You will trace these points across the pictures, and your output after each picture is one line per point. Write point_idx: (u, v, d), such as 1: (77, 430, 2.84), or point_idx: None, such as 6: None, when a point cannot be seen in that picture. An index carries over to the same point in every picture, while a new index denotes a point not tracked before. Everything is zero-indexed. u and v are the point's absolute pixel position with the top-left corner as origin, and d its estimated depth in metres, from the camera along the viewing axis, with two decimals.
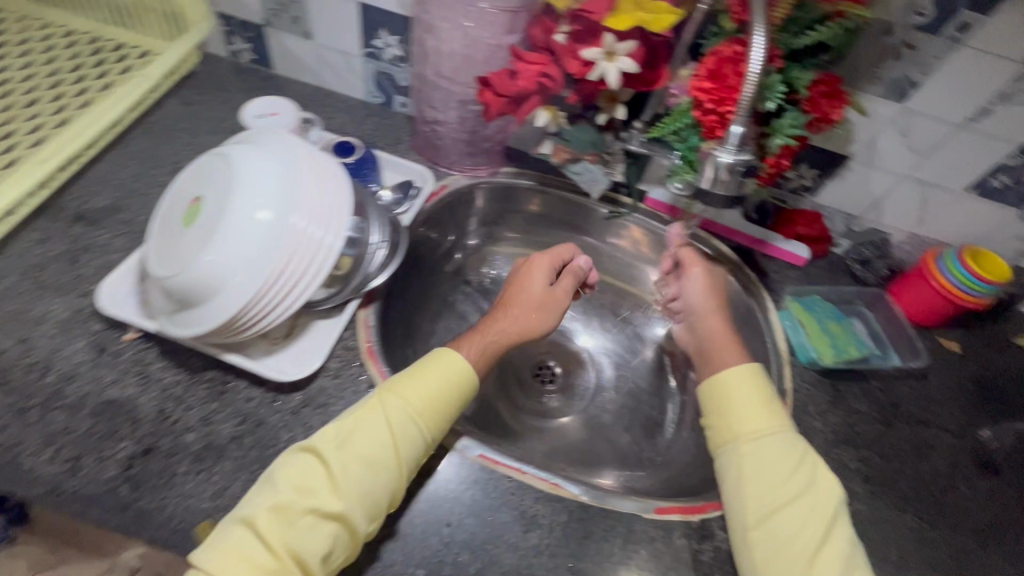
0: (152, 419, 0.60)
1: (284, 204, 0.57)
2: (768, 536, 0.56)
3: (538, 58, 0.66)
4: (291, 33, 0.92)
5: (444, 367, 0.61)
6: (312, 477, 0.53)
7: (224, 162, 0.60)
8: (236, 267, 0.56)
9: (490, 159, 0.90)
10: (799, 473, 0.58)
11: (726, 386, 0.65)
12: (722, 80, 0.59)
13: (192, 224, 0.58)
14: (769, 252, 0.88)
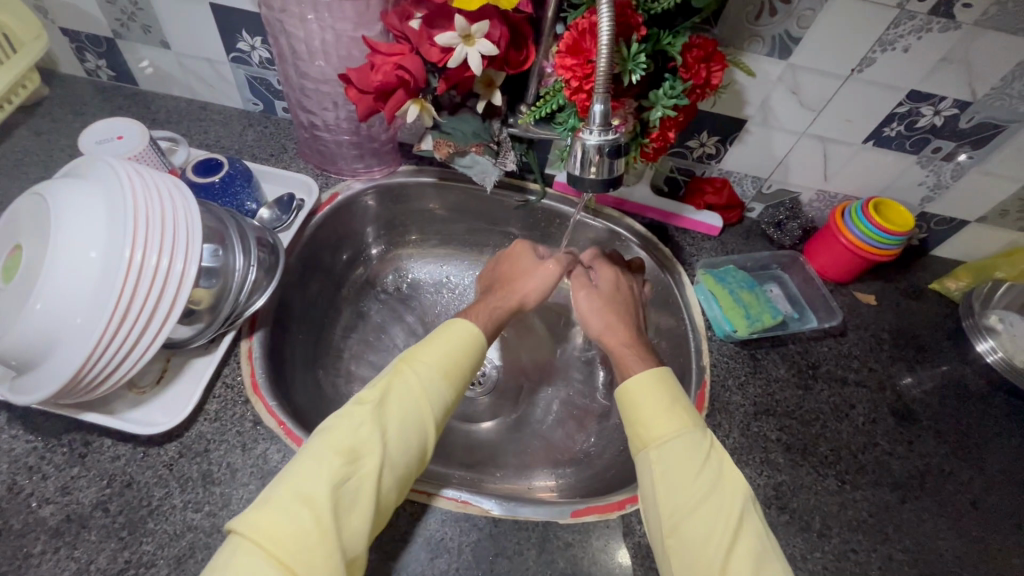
0: (0, 496, 0.53)
1: (112, 238, 0.51)
2: (680, 545, 0.53)
3: (394, 50, 0.61)
4: (146, 44, 0.84)
5: (455, 336, 0.61)
6: (359, 441, 0.52)
7: (45, 202, 0.53)
8: (66, 317, 0.50)
9: (382, 160, 0.85)
10: (707, 481, 0.54)
11: (632, 394, 0.61)
12: (584, 55, 0.54)
13: (14, 278, 0.52)
14: (683, 225, 0.87)
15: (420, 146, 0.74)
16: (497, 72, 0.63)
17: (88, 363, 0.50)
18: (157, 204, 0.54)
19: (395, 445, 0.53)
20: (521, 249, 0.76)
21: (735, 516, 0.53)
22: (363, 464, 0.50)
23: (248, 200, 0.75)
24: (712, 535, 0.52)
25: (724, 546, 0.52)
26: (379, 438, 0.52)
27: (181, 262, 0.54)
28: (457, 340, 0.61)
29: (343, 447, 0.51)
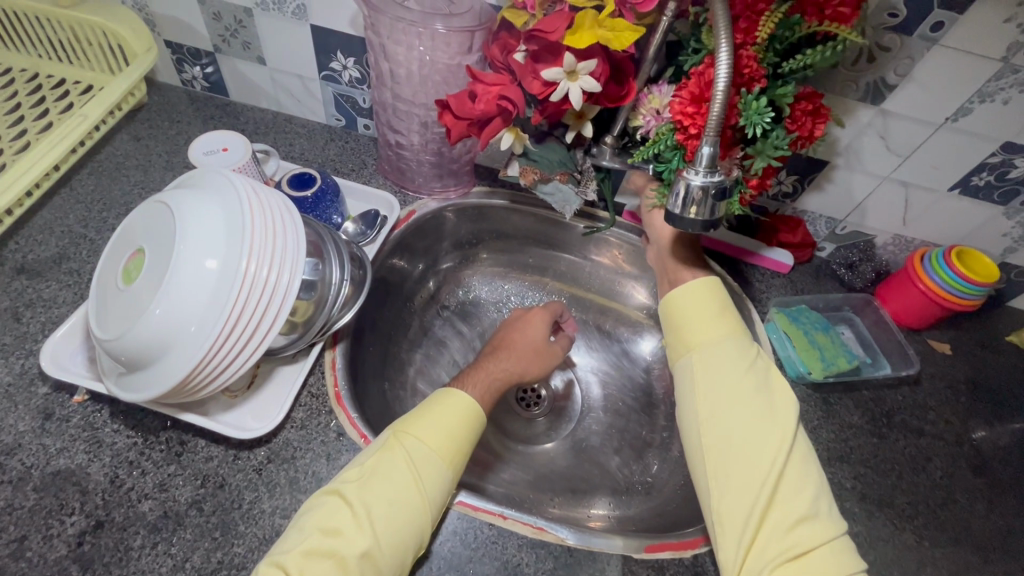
0: (103, 489, 0.56)
1: (230, 252, 0.54)
2: (720, 436, 0.59)
3: (496, 80, 0.63)
4: (244, 59, 0.89)
5: (453, 407, 0.60)
6: (341, 519, 0.51)
7: (168, 210, 0.56)
8: (183, 323, 0.52)
9: (459, 180, 0.87)
10: (750, 382, 0.60)
11: (680, 303, 0.66)
12: (704, 103, 0.56)
13: (135, 280, 0.55)
14: (754, 261, 0.86)
15: (506, 171, 0.76)
16: (591, 105, 0.65)
17: (195, 369, 0.53)
18: (271, 221, 0.57)
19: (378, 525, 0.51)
20: (539, 319, 0.81)
21: (770, 416, 0.59)
22: (341, 543, 0.50)
23: (335, 215, 0.78)
24: (748, 440, 0.58)
25: (755, 441, 0.58)
26: (358, 517, 0.51)
27: (287, 278, 0.56)
28: (450, 415, 0.60)
29: (327, 522, 0.51)
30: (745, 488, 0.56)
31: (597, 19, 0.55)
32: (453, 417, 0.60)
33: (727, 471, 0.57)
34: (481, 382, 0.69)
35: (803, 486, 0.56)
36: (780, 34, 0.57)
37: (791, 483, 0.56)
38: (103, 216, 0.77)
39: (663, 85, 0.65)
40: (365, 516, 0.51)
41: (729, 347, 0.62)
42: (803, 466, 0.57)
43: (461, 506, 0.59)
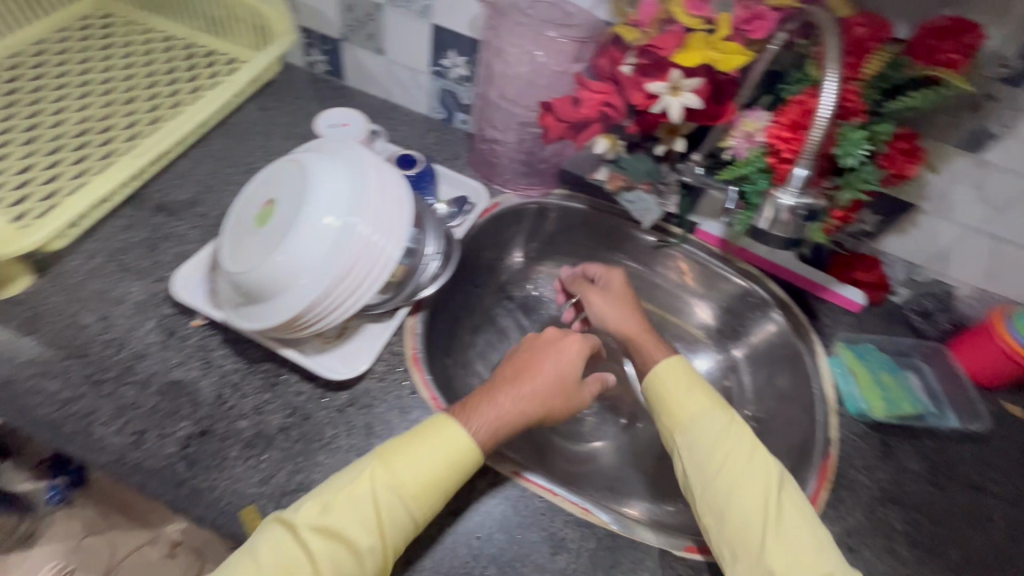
0: (210, 403, 0.63)
1: (350, 216, 0.61)
2: (716, 504, 0.60)
3: (602, 88, 0.68)
4: (365, 49, 0.98)
5: (441, 448, 0.56)
6: (297, 558, 0.51)
7: (300, 170, 0.64)
8: (301, 268, 0.59)
9: (543, 181, 0.92)
10: (734, 447, 0.63)
11: (658, 378, 0.69)
12: None
13: (265, 226, 0.63)
14: (824, 296, 0.86)
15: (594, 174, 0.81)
16: (687, 122, 0.68)
17: (304, 310, 0.60)
18: (386, 196, 0.63)
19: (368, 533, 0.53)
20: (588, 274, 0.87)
21: (759, 487, 0.60)
22: None
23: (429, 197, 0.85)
24: (742, 511, 0.59)
25: (743, 508, 0.59)
26: (315, 557, 0.51)
27: (392, 246, 0.62)
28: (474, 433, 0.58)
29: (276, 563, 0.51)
30: (752, 551, 0.57)
31: (709, 41, 0.60)
32: (487, 435, 0.59)
33: (733, 532, 0.59)
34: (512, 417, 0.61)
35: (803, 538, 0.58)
36: (887, 73, 0.58)
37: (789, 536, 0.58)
38: (230, 172, 0.87)
39: (758, 111, 0.68)
40: (320, 556, 0.51)
41: (707, 416, 0.65)
42: (799, 519, 0.59)
43: (515, 475, 0.63)
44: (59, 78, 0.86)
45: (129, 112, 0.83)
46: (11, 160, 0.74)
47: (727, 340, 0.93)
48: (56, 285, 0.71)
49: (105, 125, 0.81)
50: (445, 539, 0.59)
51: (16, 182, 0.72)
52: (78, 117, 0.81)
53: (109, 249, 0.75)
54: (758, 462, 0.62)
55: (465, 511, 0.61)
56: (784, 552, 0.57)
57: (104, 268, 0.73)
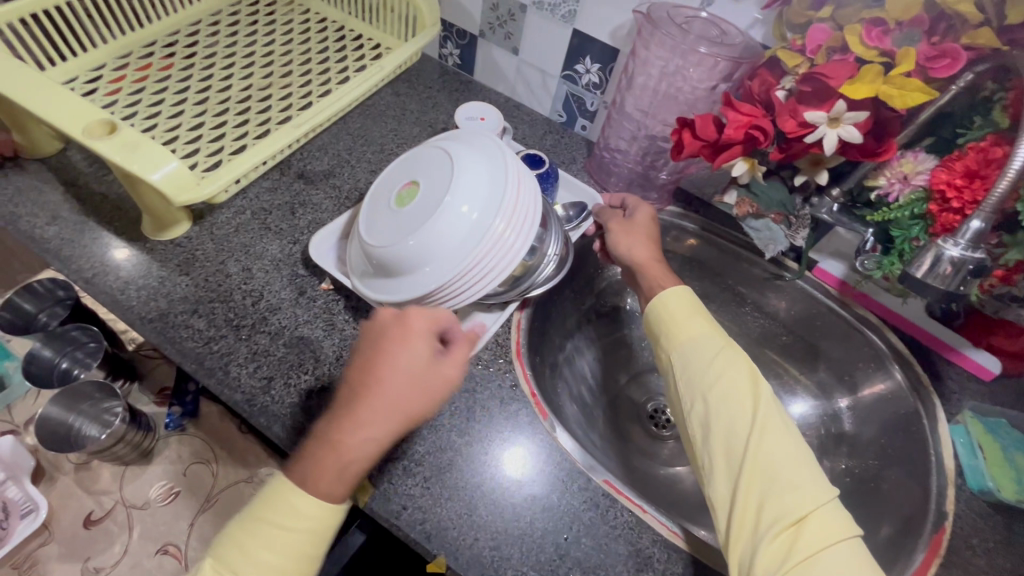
0: (331, 362, 0.68)
1: (487, 212, 0.63)
2: (702, 425, 0.60)
3: (751, 111, 0.66)
4: (500, 47, 1.01)
5: (311, 508, 0.51)
6: None
7: (445, 159, 0.67)
8: (434, 252, 0.62)
9: (658, 196, 0.91)
10: (721, 368, 0.61)
11: (659, 305, 0.68)
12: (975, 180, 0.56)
13: (404, 207, 0.66)
14: (954, 360, 0.80)
15: (720, 198, 0.78)
16: (837, 156, 0.66)
17: (429, 293, 0.63)
18: (522, 198, 0.65)
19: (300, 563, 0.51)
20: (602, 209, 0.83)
21: (744, 400, 0.59)
22: None
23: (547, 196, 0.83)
24: (713, 423, 0.59)
25: (733, 420, 0.58)
26: None
27: (520, 248, 0.64)
28: (335, 478, 0.51)
29: None
30: (727, 467, 0.57)
31: (885, 76, 0.58)
32: (341, 475, 0.52)
33: (714, 448, 0.58)
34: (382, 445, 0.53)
35: (778, 459, 0.56)
36: None
37: (763, 457, 0.56)
38: (364, 150, 0.93)
39: (920, 152, 0.64)
40: None
41: (701, 340, 0.64)
42: (782, 435, 0.57)
43: (606, 485, 0.63)
44: (230, 48, 0.95)
45: (286, 84, 0.91)
46: (186, 117, 0.83)
47: (832, 387, 0.89)
48: (209, 233, 0.79)
49: (265, 94, 0.88)
50: (533, 531, 0.59)
51: (189, 137, 0.80)
52: (243, 84, 0.89)
53: (255, 207, 0.82)
54: (748, 379, 0.60)
55: (556, 511, 0.61)
56: (767, 463, 0.56)
57: (249, 223, 0.80)
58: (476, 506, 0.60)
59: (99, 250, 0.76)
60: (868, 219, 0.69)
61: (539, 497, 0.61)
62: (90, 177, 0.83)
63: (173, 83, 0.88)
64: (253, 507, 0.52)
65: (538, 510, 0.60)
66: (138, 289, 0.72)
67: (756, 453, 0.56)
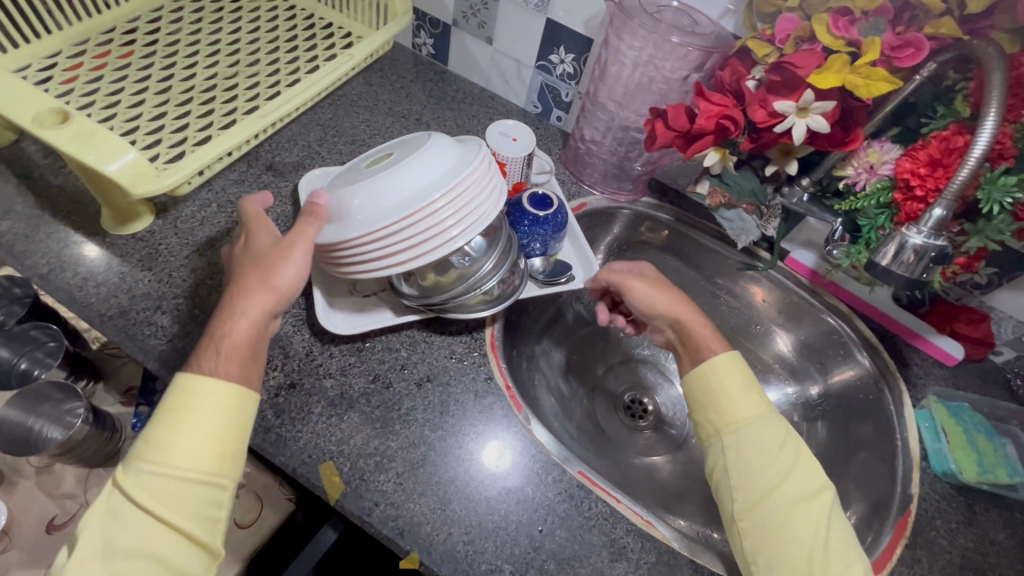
0: (300, 358, 0.67)
1: (434, 182, 0.59)
2: (758, 524, 0.55)
3: (722, 100, 0.66)
4: (474, 36, 1.00)
5: (204, 396, 0.50)
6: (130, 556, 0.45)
7: (424, 140, 0.65)
8: (364, 207, 0.58)
9: (633, 187, 0.91)
10: (786, 461, 0.57)
11: (714, 380, 0.62)
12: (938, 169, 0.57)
13: (367, 169, 0.64)
14: (918, 345, 0.82)
15: (693, 187, 0.79)
16: (806, 146, 0.66)
17: (342, 244, 0.58)
18: (480, 180, 0.61)
19: (223, 461, 0.49)
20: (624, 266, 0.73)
21: (806, 503, 0.55)
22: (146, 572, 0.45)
23: (537, 244, 0.76)
24: (779, 524, 0.54)
25: (800, 527, 0.54)
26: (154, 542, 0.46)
27: (457, 234, 0.59)
28: (221, 358, 0.52)
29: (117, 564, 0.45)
30: (790, 573, 0.52)
31: (851, 65, 0.58)
32: (221, 352, 0.53)
33: (773, 552, 0.53)
34: (260, 314, 0.55)
35: (855, 573, 0.52)
36: None
37: (834, 568, 0.52)
38: (335, 141, 0.91)
39: (886, 142, 0.65)
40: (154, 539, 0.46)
41: (761, 426, 0.60)
42: (846, 545, 0.54)
43: (581, 476, 0.63)
44: (194, 36, 0.92)
45: (253, 73, 0.88)
46: (147, 106, 0.80)
47: (804, 376, 0.90)
48: (173, 227, 0.76)
49: (231, 83, 0.86)
50: (507, 524, 0.59)
51: (151, 127, 0.77)
52: (208, 73, 0.86)
53: (221, 200, 0.80)
54: (812, 479, 0.57)
55: (531, 504, 0.61)
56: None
57: (215, 217, 0.78)
58: (450, 500, 0.59)
59: (56, 245, 0.73)
60: (836, 209, 0.69)
61: (514, 490, 0.61)
62: (47, 169, 0.80)
63: (133, 71, 0.84)
64: (168, 408, 0.50)
65: (513, 503, 0.60)
66: (98, 285, 0.70)
67: (828, 564, 0.52)
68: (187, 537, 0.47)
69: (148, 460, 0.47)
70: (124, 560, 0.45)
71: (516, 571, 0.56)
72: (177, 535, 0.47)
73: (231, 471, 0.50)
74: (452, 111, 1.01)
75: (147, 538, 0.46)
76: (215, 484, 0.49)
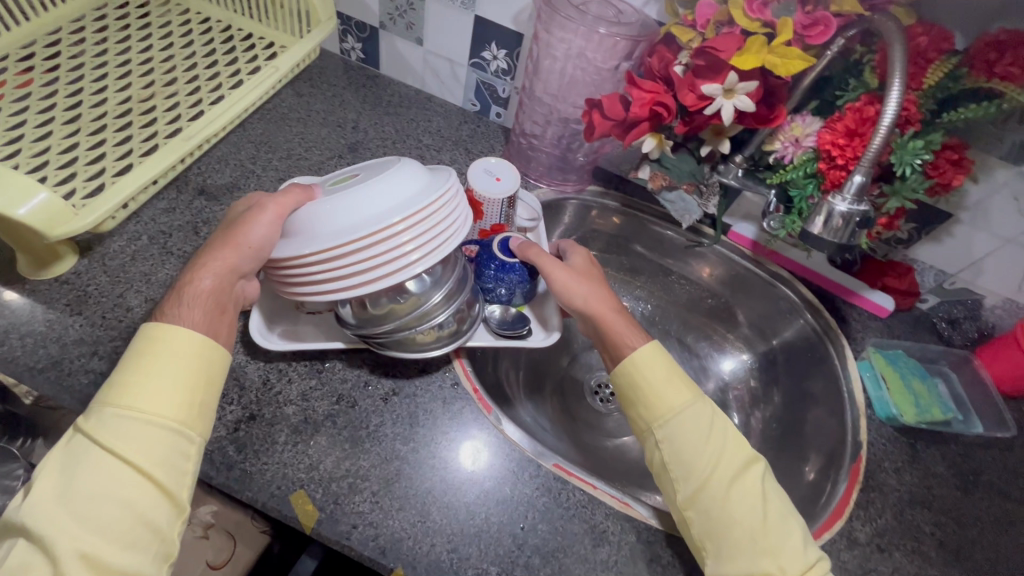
0: (257, 388, 0.64)
1: (400, 203, 0.58)
2: (701, 512, 0.57)
3: (653, 87, 0.68)
4: (403, 37, 0.98)
5: (168, 347, 0.53)
6: (92, 505, 0.47)
7: (393, 162, 0.63)
8: (321, 225, 0.57)
9: (578, 177, 0.93)
10: (717, 443, 0.60)
11: (636, 371, 0.63)
12: (855, 138, 0.61)
13: (332, 185, 0.62)
14: (854, 301, 0.87)
15: (634, 173, 0.80)
16: (735, 125, 0.69)
17: (293, 261, 0.57)
18: (443, 215, 0.60)
19: (189, 412, 0.52)
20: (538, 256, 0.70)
21: (740, 483, 0.58)
22: (107, 519, 0.47)
23: (504, 290, 0.74)
24: (723, 506, 0.57)
25: (738, 509, 0.56)
26: (119, 486, 0.48)
27: (415, 258, 0.58)
28: (184, 306, 0.55)
29: (78, 511, 0.47)
30: (737, 556, 0.55)
31: (767, 46, 0.61)
32: (190, 304, 0.56)
33: (720, 538, 0.56)
34: (224, 272, 0.57)
35: (793, 538, 0.56)
36: (947, 85, 0.59)
37: (773, 539, 0.55)
38: (269, 157, 0.88)
39: (807, 115, 0.68)
40: (118, 485, 0.48)
41: (688, 412, 0.61)
42: (782, 511, 0.58)
43: (556, 469, 0.64)
44: (100, 58, 0.86)
45: (171, 92, 0.83)
46: (55, 138, 0.74)
47: (756, 342, 0.94)
48: (101, 265, 0.71)
49: (148, 106, 0.81)
50: (489, 527, 0.59)
51: (62, 160, 0.72)
52: (120, 97, 0.81)
53: (152, 230, 0.76)
54: (742, 454, 0.60)
55: (510, 502, 0.61)
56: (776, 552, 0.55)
57: (147, 249, 0.74)
58: (429, 512, 0.59)
59: None
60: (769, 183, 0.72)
61: (491, 492, 0.61)
62: None
63: (34, 101, 0.78)
64: (135, 357, 0.53)
65: (494, 503, 0.61)
66: (23, 336, 0.65)
67: (769, 537, 0.55)
68: (153, 484, 0.50)
69: (117, 407, 0.50)
70: (88, 502, 0.47)
71: (502, 571, 0.57)
72: (141, 480, 0.49)
73: (199, 424, 0.53)
74: (390, 116, 0.99)
75: (113, 482, 0.48)
76: (182, 434, 0.51)
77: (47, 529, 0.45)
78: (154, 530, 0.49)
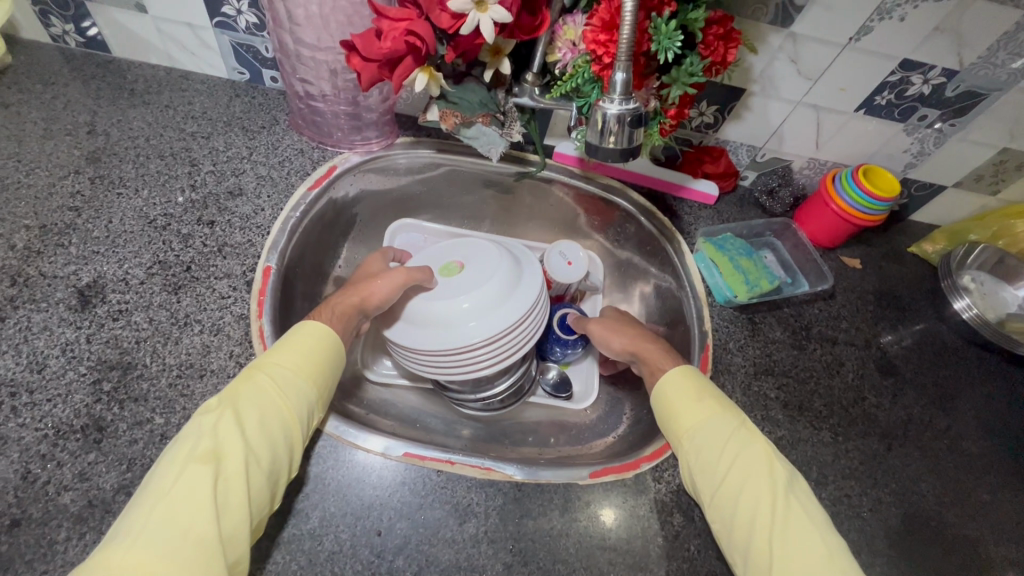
0: (16, 486, 0.52)
1: (485, 314, 0.67)
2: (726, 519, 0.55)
3: (402, 15, 0.58)
4: (119, 7, 0.79)
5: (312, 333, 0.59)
6: (243, 433, 0.49)
7: (502, 254, 0.72)
8: (434, 325, 0.68)
9: (380, 132, 0.83)
10: (740, 451, 0.57)
11: (665, 398, 0.63)
12: (616, 31, 0.57)
13: (445, 270, 0.72)
14: (682, 194, 0.88)
15: (425, 116, 0.73)
16: (507, 40, 0.62)
17: (409, 346, 0.68)
18: (516, 333, 0.68)
19: (324, 388, 0.57)
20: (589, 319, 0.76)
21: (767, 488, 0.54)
22: (248, 447, 0.48)
23: (556, 350, 0.83)
24: (748, 514, 0.54)
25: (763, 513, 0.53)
26: (268, 425, 0.50)
27: (485, 360, 0.68)
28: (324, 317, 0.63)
29: (234, 434, 0.48)
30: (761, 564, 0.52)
31: None
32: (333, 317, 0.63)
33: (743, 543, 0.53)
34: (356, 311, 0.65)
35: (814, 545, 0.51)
36: None
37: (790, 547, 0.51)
38: None
39: (577, 14, 0.62)
40: (264, 425, 0.50)
41: (712, 423, 0.59)
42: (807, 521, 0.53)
43: (407, 457, 0.60)
44: None
45: None
46: None
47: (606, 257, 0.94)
48: None
49: None
50: (342, 546, 0.54)
51: None
52: None
53: None
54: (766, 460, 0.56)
55: (362, 513, 0.56)
56: (797, 562, 0.50)
57: None
58: (267, 554, 0.52)
59: None
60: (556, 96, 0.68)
61: (338, 510, 0.56)
62: None
63: None
64: (289, 337, 0.58)
65: (344, 518, 0.55)
66: None
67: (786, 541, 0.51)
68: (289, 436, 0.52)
69: (275, 364, 0.55)
70: (246, 430, 0.49)
71: None
72: (284, 429, 0.52)
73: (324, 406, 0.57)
74: (136, 108, 0.81)
75: (263, 420, 0.50)
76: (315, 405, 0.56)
77: (211, 440, 0.48)
78: (277, 471, 0.50)
